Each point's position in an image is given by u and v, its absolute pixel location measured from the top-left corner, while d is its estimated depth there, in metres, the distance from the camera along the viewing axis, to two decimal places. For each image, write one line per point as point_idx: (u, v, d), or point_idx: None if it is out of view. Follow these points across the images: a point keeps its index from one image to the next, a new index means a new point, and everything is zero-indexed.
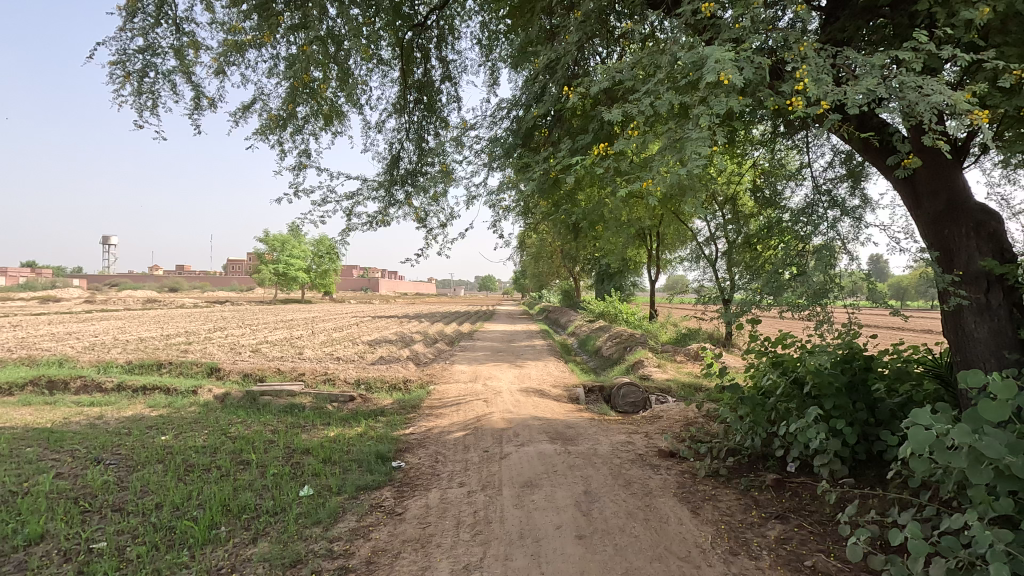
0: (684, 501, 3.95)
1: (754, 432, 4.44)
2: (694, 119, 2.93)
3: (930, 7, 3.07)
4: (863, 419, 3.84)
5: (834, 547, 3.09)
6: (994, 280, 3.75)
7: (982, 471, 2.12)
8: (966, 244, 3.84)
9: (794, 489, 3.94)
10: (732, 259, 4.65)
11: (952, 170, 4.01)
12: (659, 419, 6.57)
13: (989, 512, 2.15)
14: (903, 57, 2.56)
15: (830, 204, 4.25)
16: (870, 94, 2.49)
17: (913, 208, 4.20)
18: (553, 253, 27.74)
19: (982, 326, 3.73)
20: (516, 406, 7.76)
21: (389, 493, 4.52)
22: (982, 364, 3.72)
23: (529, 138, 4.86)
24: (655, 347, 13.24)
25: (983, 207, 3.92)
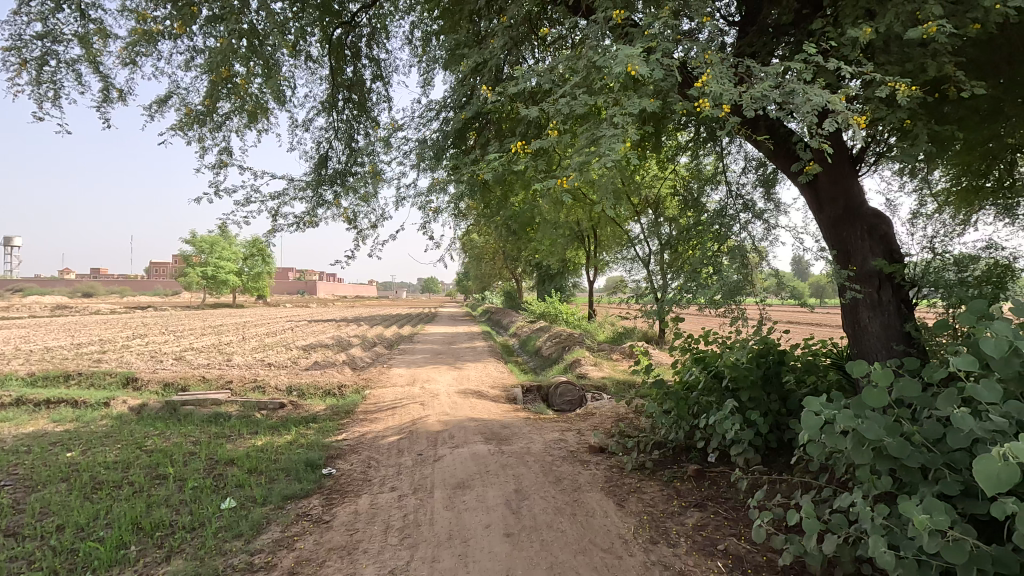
0: (610, 494, 4.08)
1: (678, 425, 4.66)
2: (608, 121, 3.04)
3: (823, 27, 3.35)
4: (773, 409, 4.12)
5: (745, 530, 3.30)
6: (885, 278, 4.11)
7: (864, 452, 2.32)
8: (861, 246, 4.19)
9: (712, 478, 4.16)
10: (657, 259, 4.85)
11: (849, 177, 4.37)
12: (592, 415, 6.75)
13: (871, 489, 2.37)
14: (795, 72, 2.77)
15: (744, 209, 4.53)
16: (765, 100, 2.68)
17: (817, 212, 4.54)
18: (494, 254, 27.84)
19: (875, 321, 4.07)
20: (453, 408, 7.74)
21: (317, 502, 4.40)
22: (875, 355, 4.06)
23: (460, 139, 4.88)
24: (593, 346, 13.55)
25: (875, 211, 4.30)
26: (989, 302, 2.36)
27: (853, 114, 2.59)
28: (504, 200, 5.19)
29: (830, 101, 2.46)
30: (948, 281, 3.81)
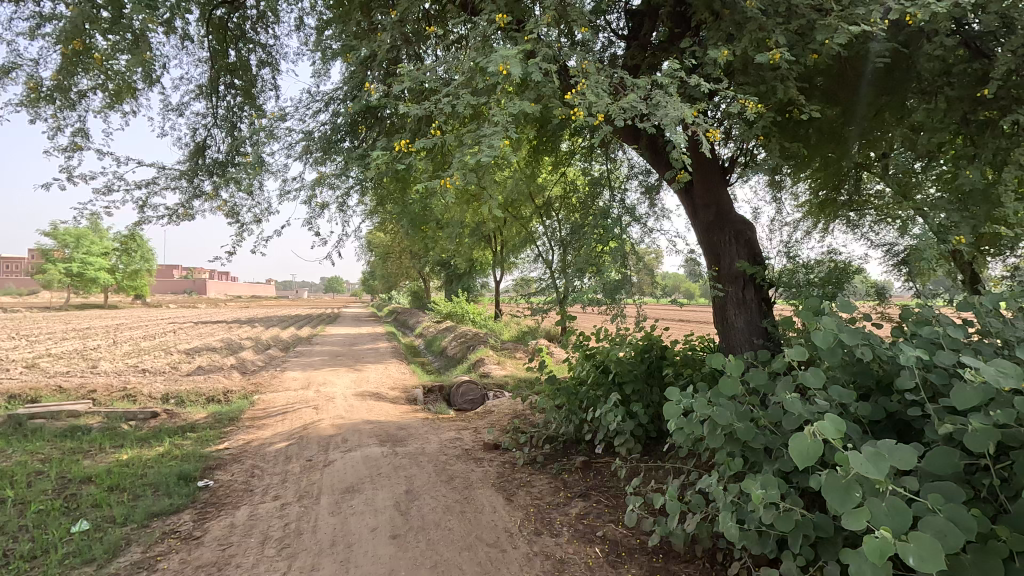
0: (500, 489, 4.15)
1: (568, 419, 4.83)
2: (491, 121, 3.10)
3: (692, 46, 3.63)
4: (652, 400, 4.39)
5: (622, 516, 3.49)
6: (748, 279, 4.53)
7: (717, 436, 2.53)
8: (729, 249, 4.60)
9: (597, 468, 4.36)
10: (549, 259, 5.00)
11: (719, 186, 4.78)
12: (490, 413, 6.82)
13: (724, 470, 2.59)
14: (662, 85, 2.97)
15: (628, 214, 4.81)
16: (634, 109, 2.86)
17: (692, 217, 4.93)
18: (399, 253, 27.29)
19: (740, 317, 4.47)
20: (349, 411, 7.49)
21: (187, 517, 4.07)
22: (739, 348, 4.47)
23: (351, 133, 4.74)
24: (497, 344, 13.70)
25: (741, 218, 4.74)
26: (820, 298, 2.62)
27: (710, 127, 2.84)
28: (400, 198, 5.12)
29: (688, 114, 2.68)
30: (799, 281, 4.33)
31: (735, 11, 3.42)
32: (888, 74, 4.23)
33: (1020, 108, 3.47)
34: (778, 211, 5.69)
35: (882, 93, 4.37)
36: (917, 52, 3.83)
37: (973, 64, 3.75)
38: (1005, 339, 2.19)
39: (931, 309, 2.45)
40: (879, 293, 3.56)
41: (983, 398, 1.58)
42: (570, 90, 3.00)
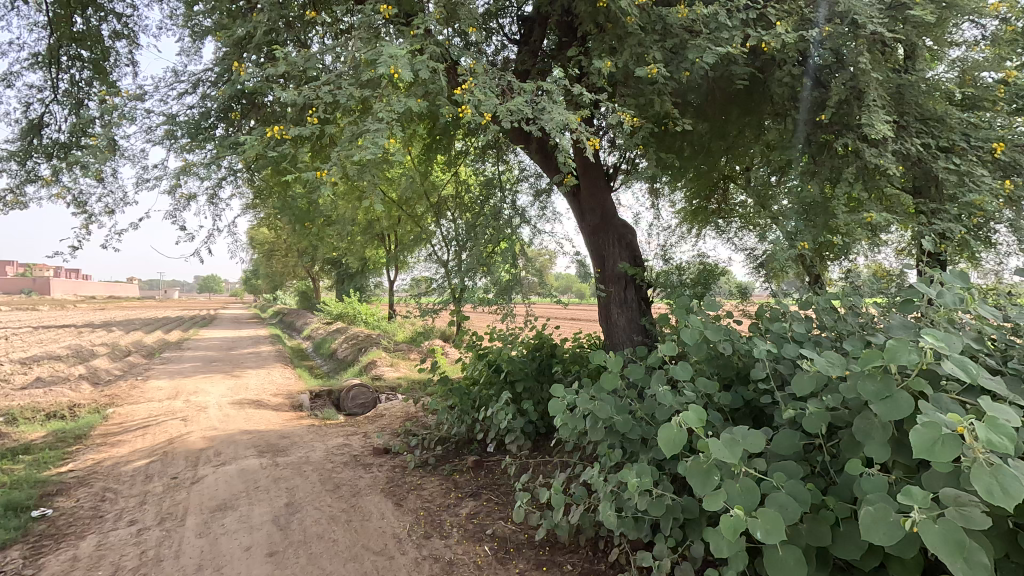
0: (389, 494, 4.04)
1: (460, 419, 4.81)
2: (376, 114, 3.00)
3: (577, 54, 3.78)
4: (542, 397, 4.51)
5: (512, 512, 3.54)
6: (630, 279, 4.83)
7: (599, 429, 2.62)
8: (612, 250, 4.88)
9: (489, 467, 4.39)
10: (440, 259, 4.95)
11: (605, 191, 5.07)
12: (382, 417, 6.62)
13: (606, 461, 2.70)
14: (549, 90, 3.07)
15: (519, 215, 4.90)
16: (521, 112, 2.93)
17: (580, 220, 5.17)
18: (285, 251, 25.66)
19: (622, 316, 4.75)
20: (224, 421, 6.89)
21: (16, 553, 3.50)
22: (622, 345, 4.73)
23: (224, 119, 4.36)
24: (391, 345, 13.35)
25: (624, 222, 5.05)
26: (690, 297, 2.81)
27: (591, 131, 2.98)
28: (281, 192, 4.80)
29: (571, 119, 2.80)
30: (673, 282, 4.67)
31: (616, 25, 3.62)
32: (749, 96, 4.70)
33: (849, 133, 4.01)
34: (657, 217, 6.10)
35: (745, 112, 4.85)
36: (770, 77, 4.28)
37: (815, 91, 4.28)
38: (837, 332, 2.50)
39: (781, 307, 2.75)
40: (741, 293, 3.92)
41: (817, 386, 1.78)
42: (457, 89, 2.99)
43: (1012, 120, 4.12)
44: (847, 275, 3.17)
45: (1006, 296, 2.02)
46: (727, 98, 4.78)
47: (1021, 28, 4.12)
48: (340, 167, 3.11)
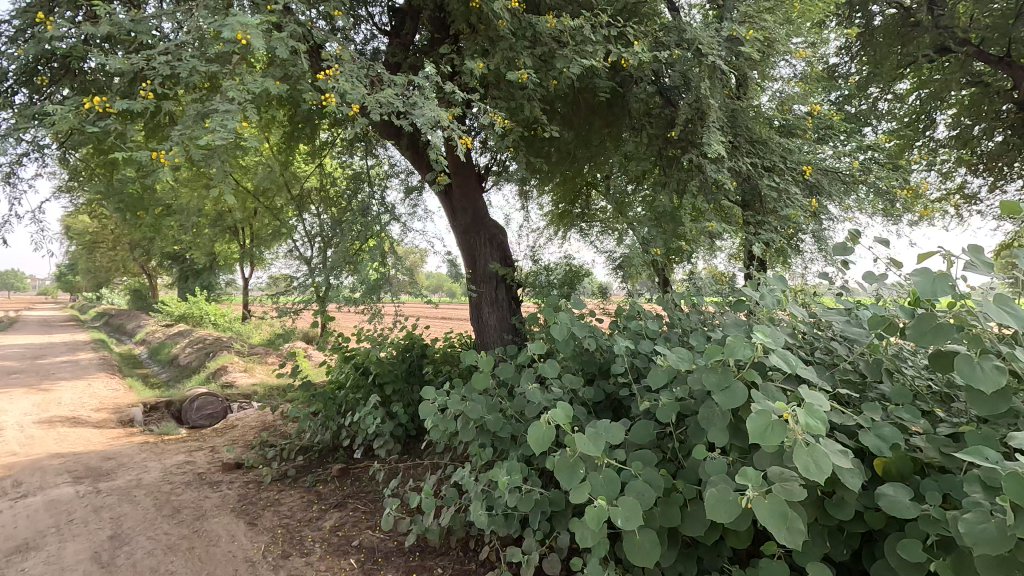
0: (241, 514, 3.67)
1: (324, 426, 4.53)
2: (226, 93, 2.71)
3: (449, 52, 3.76)
4: (412, 399, 4.41)
5: (380, 520, 3.40)
6: (500, 279, 4.98)
7: (469, 430, 2.59)
8: (484, 251, 5.00)
9: (355, 474, 4.19)
10: (302, 256, 4.60)
11: (476, 192, 5.17)
12: (233, 428, 6.01)
13: (476, 461, 2.68)
14: (420, 84, 3.00)
15: (389, 212, 4.75)
16: (391, 104, 2.83)
17: (452, 220, 5.23)
18: (112, 244, 22.30)
19: (493, 315, 4.86)
20: (27, 445, 5.78)
21: None
22: (492, 344, 4.83)
23: (26, 83, 3.64)
24: (244, 349, 12.22)
25: (495, 223, 5.20)
26: (557, 296, 2.91)
27: (462, 129, 2.97)
28: (106, 174, 4.12)
29: (443, 115, 2.77)
30: (541, 283, 4.83)
31: (488, 27, 3.66)
32: (609, 108, 5.02)
33: (693, 149, 4.46)
34: (526, 219, 6.29)
35: (605, 124, 5.18)
36: (629, 93, 4.62)
37: (665, 109, 4.69)
38: (683, 328, 2.75)
39: (637, 305, 2.96)
40: (602, 293, 4.17)
41: (669, 378, 1.93)
42: (321, 73, 2.80)
43: (815, 147, 4.89)
44: (691, 277, 3.52)
45: (813, 296, 2.37)
46: (590, 110, 5.08)
47: (820, 70, 4.92)
48: (183, 150, 2.76)
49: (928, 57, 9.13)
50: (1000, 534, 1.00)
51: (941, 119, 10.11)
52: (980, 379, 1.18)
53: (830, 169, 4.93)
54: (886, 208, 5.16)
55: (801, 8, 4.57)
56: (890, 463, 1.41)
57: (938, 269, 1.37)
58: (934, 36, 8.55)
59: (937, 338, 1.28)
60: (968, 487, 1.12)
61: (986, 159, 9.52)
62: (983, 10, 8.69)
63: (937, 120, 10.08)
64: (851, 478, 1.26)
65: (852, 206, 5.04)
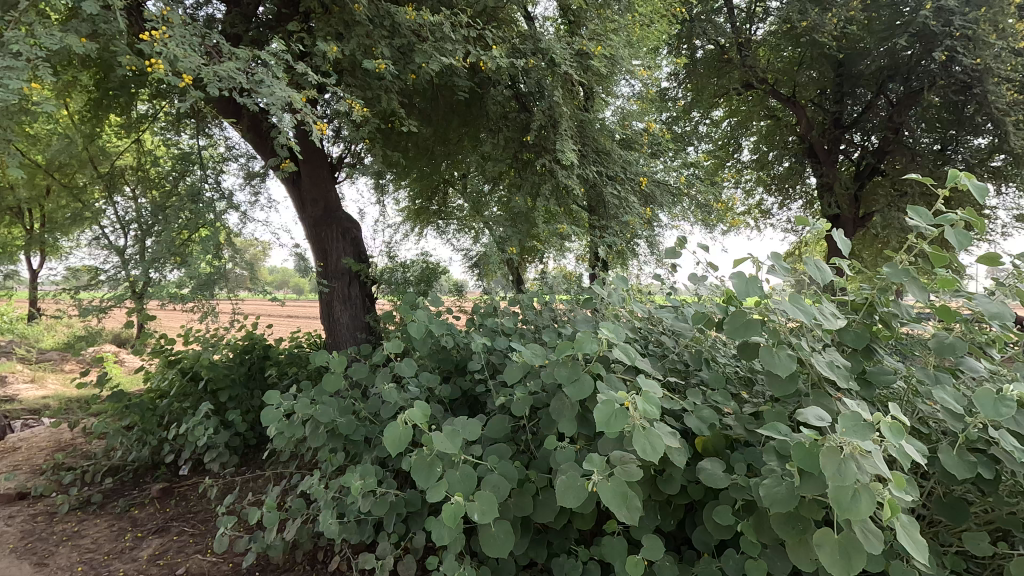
0: (27, 553, 3.04)
1: (142, 441, 3.94)
2: (8, 44, 2.22)
3: (299, 30, 3.49)
4: (253, 405, 4.03)
5: (211, 542, 3.05)
6: (353, 276, 4.79)
7: (319, 435, 2.42)
8: (336, 245, 4.78)
9: (182, 493, 3.71)
10: (113, 244, 3.94)
11: (328, 183, 4.92)
12: (15, 451, 4.96)
13: (327, 467, 2.52)
14: (266, 61, 2.75)
15: (225, 199, 4.29)
16: (230, 79, 2.54)
17: (301, 212, 4.92)
18: None
19: (345, 313, 4.65)
20: None
21: None
22: (344, 343, 4.61)
23: None
24: (31, 355, 10.16)
25: (348, 217, 5.00)
26: (414, 294, 2.85)
27: (315, 114, 2.78)
28: None
29: (294, 97, 2.57)
30: (397, 280, 4.75)
31: (344, 11, 3.49)
32: (467, 108, 5.06)
33: (547, 154, 4.68)
34: (382, 214, 6.10)
35: (463, 123, 5.21)
36: (486, 94, 4.70)
37: (521, 114, 4.86)
38: (536, 325, 2.87)
39: (493, 303, 3.02)
40: (458, 291, 4.20)
41: (523, 373, 2.00)
42: (141, 35, 2.42)
43: (650, 161, 5.43)
44: (543, 276, 3.69)
45: (649, 295, 2.62)
46: (449, 108, 5.09)
47: (654, 91, 5.47)
48: None
49: (737, 90, 10.66)
50: (789, 494, 1.20)
51: (746, 144, 11.88)
52: (777, 365, 1.40)
53: (662, 181, 5.52)
54: (704, 218, 5.92)
55: (640, 34, 5.04)
56: (709, 440, 1.62)
57: (750, 272, 1.59)
58: (741, 73, 10.00)
59: (748, 331, 1.49)
60: (765, 457, 1.33)
61: (777, 180, 11.40)
62: (777, 56, 10.38)
63: (742, 145, 11.82)
64: (677, 456, 1.43)
65: (678, 216, 5.70)
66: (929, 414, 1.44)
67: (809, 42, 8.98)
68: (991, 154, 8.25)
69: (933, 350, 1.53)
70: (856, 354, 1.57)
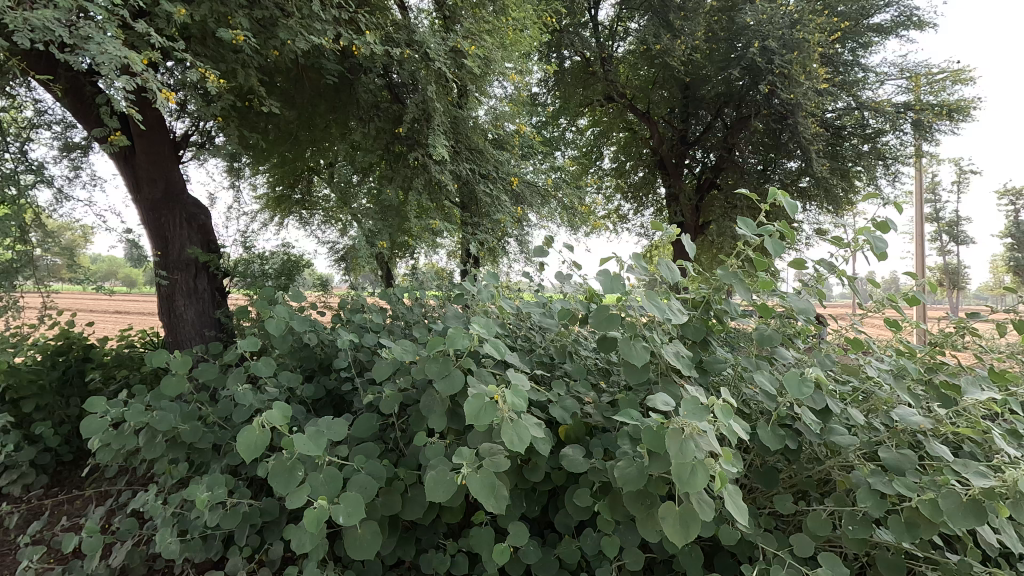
0: None
1: None
2: None
3: None
4: (68, 415, 3.44)
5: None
6: (200, 267, 4.33)
7: (156, 445, 2.13)
8: (179, 232, 4.28)
9: None
10: None
11: (170, 162, 4.39)
12: None
13: (167, 480, 2.23)
14: (95, 14, 2.38)
15: (32, 171, 3.62)
16: (46, 30, 2.16)
17: (134, 192, 4.32)
18: None
19: (190, 308, 4.18)
20: None
21: None
22: (188, 342, 4.14)
23: None
24: None
25: (195, 201, 4.51)
26: (273, 288, 2.64)
27: (154, 80, 2.46)
28: None
29: (131, 59, 2.26)
30: (254, 272, 4.45)
31: None
32: (336, 94, 4.82)
33: (420, 148, 4.62)
34: (236, 200, 5.57)
35: (331, 109, 4.94)
36: (357, 81, 4.52)
37: (393, 105, 4.74)
38: (406, 321, 2.82)
39: (361, 299, 2.91)
40: (322, 286, 3.97)
41: (393, 370, 1.96)
42: None
43: (520, 162, 5.61)
44: (413, 272, 3.64)
45: (518, 292, 2.71)
46: (315, 91, 4.79)
47: (524, 95, 5.67)
48: None
49: (600, 101, 11.42)
50: (639, 473, 1.32)
51: (606, 153, 12.77)
52: (632, 355, 1.53)
53: (531, 182, 5.74)
54: (569, 220, 6.26)
55: (513, 38, 5.18)
56: (571, 429, 1.72)
57: (612, 270, 1.72)
58: (604, 86, 10.75)
59: (608, 325, 1.60)
60: (621, 441, 1.44)
61: (633, 189, 12.44)
62: (635, 74, 11.32)
63: (604, 153, 12.72)
64: (543, 445, 1.49)
65: (546, 216, 5.95)
66: (750, 396, 1.67)
67: (662, 64, 9.91)
68: (799, 177, 9.78)
69: (756, 341, 1.78)
70: (695, 345, 1.78)
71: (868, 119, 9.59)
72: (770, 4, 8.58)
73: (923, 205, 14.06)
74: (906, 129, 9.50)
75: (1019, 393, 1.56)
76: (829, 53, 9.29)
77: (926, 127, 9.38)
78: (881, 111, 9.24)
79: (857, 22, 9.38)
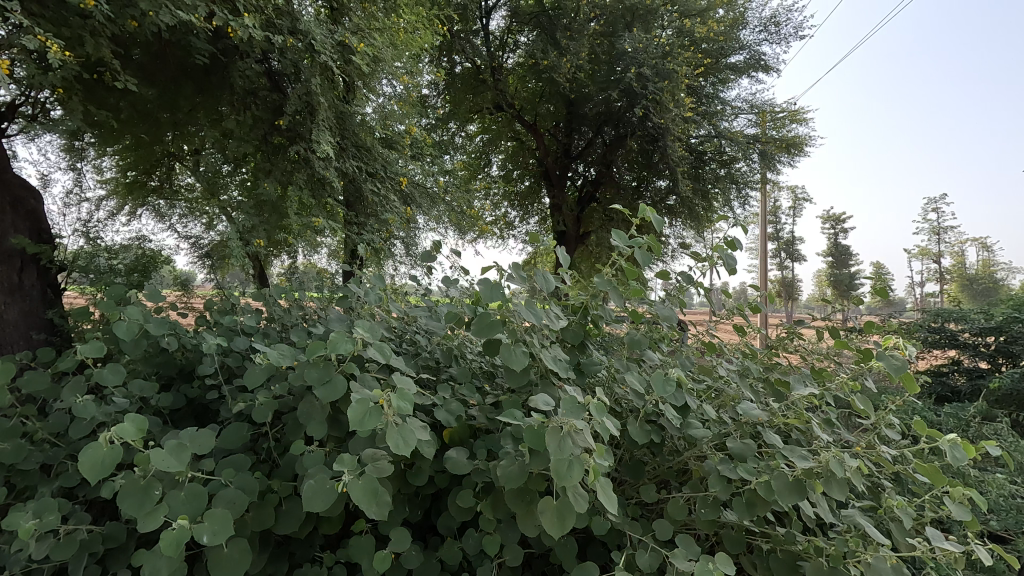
0: None
1: None
2: None
3: None
4: None
5: None
6: (28, 260, 3.73)
7: None
8: (2, 217, 3.65)
9: None
10: None
11: None
12: None
13: None
14: None
15: None
16: None
17: None
18: None
19: (13, 307, 3.51)
20: None
21: None
22: (10, 348, 3.41)
23: None
24: None
25: (25, 184, 3.92)
26: (124, 287, 2.35)
27: None
28: None
29: None
30: (99, 267, 4.02)
31: None
32: (206, 76, 4.41)
33: (302, 142, 4.37)
34: (76, 183, 4.90)
35: (199, 92, 4.51)
36: (231, 64, 4.17)
37: (272, 94, 4.43)
38: (283, 324, 2.66)
39: (231, 300, 2.69)
40: (183, 284, 3.60)
41: (266, 376, 1.84)
42: None
43: (409, 164, 5.54)
44: (292, 272, 3.43)
45: (403, 295, 2.68)
46: (181, 71, 4.34)
47: (414, 96, 5.61)
48: None
49: (489, 110, 11.63)
50: (521, 472, 1.38)
51: (494, 160, 13.02)
52: (514, 360, 1.59)
53: (420, 184, 5.69)
54: (456, 223, 6.31)
55: (404, 39, 5.10)
56: (455, 431, 1.74)
57: (491, 279, 1.78)
58: (493, 95, 10.99)
59: (491, 330, 1.65)
60: (504, 441, 1.49)
61: (520, 197, 12.83)
62: (523, 86, 11.69)
63: (492, 161, 12.97)
64: (427, 448, 1.49)
65: (435, 219, 5.94)
66: (622, 396, 1.81)
67: (548, 79, 10.32)
68: (667, 195, 10.71)
69: (627, 346, 1.94)
70: (574, 350, 1.89)
71: (725, 147, 10.76)
72: (645, 35, 9.28)
73: (767, 226, 16.04)
74: (754, 158, 10.82)
75: (832, 387, 1.87)
76: (694, 85, 10.26)
77: (769, 157, 10.73)
78: (734, 141, 10.43)
79: (717, 60, 10.49)
